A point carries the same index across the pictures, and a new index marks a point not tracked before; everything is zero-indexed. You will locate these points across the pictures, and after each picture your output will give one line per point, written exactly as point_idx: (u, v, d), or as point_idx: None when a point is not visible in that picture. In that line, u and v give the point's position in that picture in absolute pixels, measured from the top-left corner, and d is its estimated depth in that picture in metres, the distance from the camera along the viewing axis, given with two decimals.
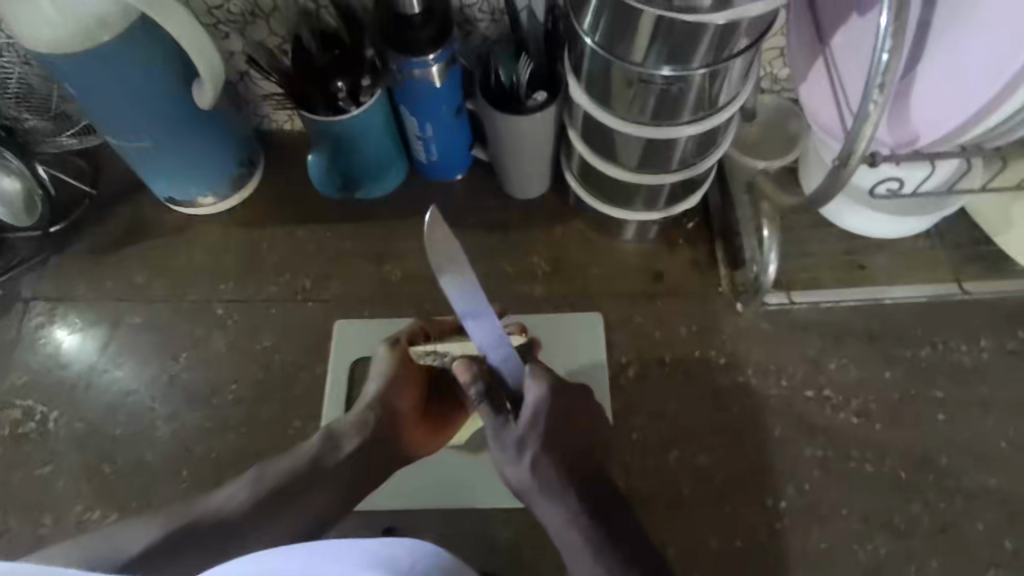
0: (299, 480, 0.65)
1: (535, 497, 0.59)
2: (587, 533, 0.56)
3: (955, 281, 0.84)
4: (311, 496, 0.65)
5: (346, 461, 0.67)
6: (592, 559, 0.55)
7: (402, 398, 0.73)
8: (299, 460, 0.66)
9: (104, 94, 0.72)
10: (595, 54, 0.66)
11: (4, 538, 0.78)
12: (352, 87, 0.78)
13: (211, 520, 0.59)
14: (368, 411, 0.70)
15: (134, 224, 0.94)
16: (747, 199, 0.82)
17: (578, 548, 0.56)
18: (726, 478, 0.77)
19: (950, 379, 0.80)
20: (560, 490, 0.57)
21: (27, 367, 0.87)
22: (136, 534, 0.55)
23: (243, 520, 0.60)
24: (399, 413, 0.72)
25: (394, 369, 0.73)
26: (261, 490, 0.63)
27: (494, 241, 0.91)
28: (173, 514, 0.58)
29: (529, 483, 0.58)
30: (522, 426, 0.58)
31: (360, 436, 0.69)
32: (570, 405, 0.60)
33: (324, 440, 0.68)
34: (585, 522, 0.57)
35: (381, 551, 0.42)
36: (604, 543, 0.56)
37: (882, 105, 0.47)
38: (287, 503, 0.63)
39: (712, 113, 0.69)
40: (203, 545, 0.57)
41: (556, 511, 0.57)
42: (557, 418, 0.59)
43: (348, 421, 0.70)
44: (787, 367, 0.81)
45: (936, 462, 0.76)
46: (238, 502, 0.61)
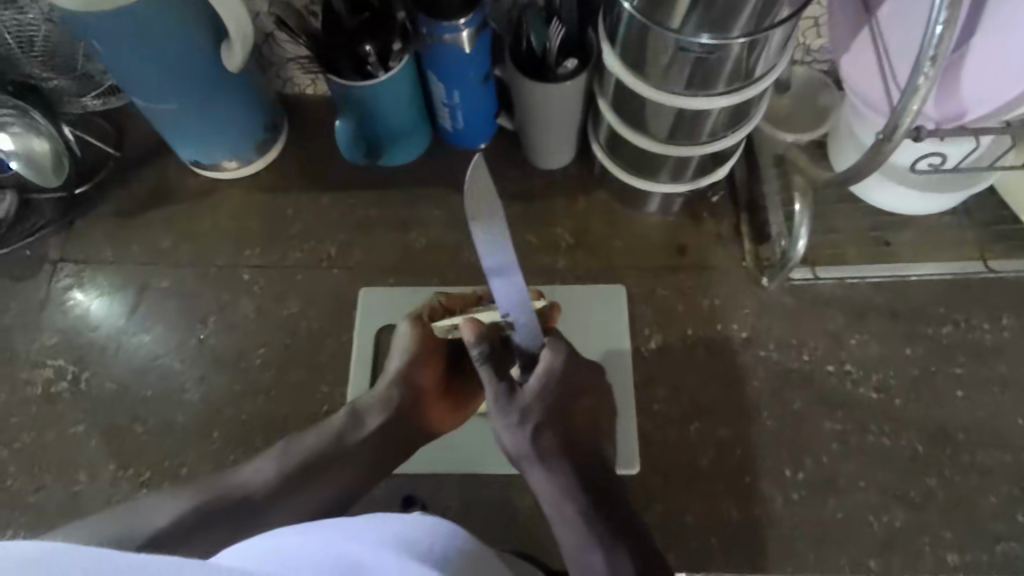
0: (324, 454, 0.65)
1: (530, 465, 0.58)
2: (579, 504, 0.56)
3: (980, 259, 0.84)
4: (335, 474, 0.65)
5: (372, 440, 0.67)
6: (584, 530, 0.54)
7: (425, 375, 0.71)
8: (324, 437, 0.66)
9: (133, 55, 0.71)
10: (633, 19, 0.65)
11: (40, 494, 0.80)
12: (381, 51, 0.77)
13: (234, 496, 0.61)
14: (389, 389, 0.69)
15: (159, 188, 0.94)
16: (775, 172, 0.84)
17: (570, 518, 0.56)
18: (745, 449, 0.78)
19: (971, 357, 0.81)
20: (557, 458, 0.57)
21: (56, 328, 0.88)
22: (166, 507, 0.58)
23: (268, 498, 0.62)
24: (422, 390, 0.71)
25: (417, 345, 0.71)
26: (286, 467, 0.64)
27: (518, 211, 0.91)
28: (201, 488, 0.61)
29: (527, 451, 0.58)
30: (527, 394, 0.58)
31: (383, 415, 0.68)
32: (576, 378, 0.60)
33: (349, 417, 0.68)
34: (579, 491, 0.56)
35: (402, 531, 0.45)
36: (598, 514, 0.55)
37: (932, 79, 0.47)
38: (311, 481, 0.64)
39: (748, 84, 0.68)
40: (230, 520, 0.60)
41: (551, 480, 0.57)
42: (562, 389, 0.59)
43: (371, 398, 0.69)
44: (809, 342, 0.82)
45: (953, 438, 0.77)
46: (262, 481, 0.62)
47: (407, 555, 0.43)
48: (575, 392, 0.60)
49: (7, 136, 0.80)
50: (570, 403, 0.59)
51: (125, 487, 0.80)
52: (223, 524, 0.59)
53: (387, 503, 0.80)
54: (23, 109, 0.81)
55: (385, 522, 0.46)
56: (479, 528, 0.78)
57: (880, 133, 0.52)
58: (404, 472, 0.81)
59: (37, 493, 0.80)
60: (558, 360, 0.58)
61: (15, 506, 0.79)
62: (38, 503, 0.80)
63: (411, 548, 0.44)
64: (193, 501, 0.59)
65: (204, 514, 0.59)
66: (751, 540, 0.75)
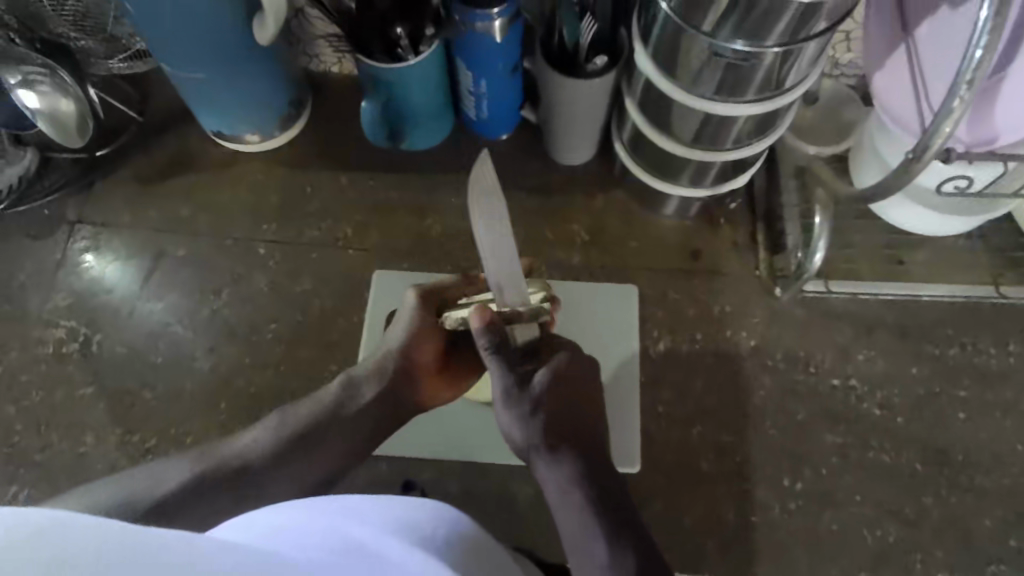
0: (319, 422, 0.64)
1: (538, 457, 0.58)
2: (584, 494, 0.54)
3: (992, 284, 0.84)
4: (328, 446, 0.63)
5: (368, 411, 0.66)
6: (587, 519, 0.53)
7: (422, 350, 0.69)
8: (320, 406, 0.65)
9: (168, 23, 0.71)
10: (668, 20, 0.65)
11: (46, 453, 0.81)
12: (412, 33, 0.78)
13: (232, 466, 0.59)
14: (385, 361, 0.68)
15: (180, 156, 0.95)
16: (796, 184, 0.86)
17: (574, 508, 0.54)
18: (745, 456, 0.79)
19: (976, 380, 0.81)
20: (564, 449, 0.57)
21: (70, 289, 0.88)
22: (167, 471, 0.57)
23: (265, 467, 0.60)
24: (420, 364, 0.69)
25: (416, 320, 0.68)
26: (283, 434, 0.62)
27: (535, 204, 0.91)
28: (198, 455, 0.59)
29: (535, 442, 0.58)
30: (536, 388, 0.59)
31: (378, 386, 0.67)
32: (584, 378, 0.62)
33: (342, 388, 0.66)
34: (584, 482, 0.55)
35: (404, 517, 0.45)
36: (603, 503, 0.54)
37: (967, 102, 0.48)
38: (304, 454, 0.62)
39: (779, 93, 0.68)
40: (227, 489, 0.58)
41: (557, 470, 0.56)
42: (570, 387, 0.61)
43: (367, 369, 0.68)
44: (817, 354, 0.83)
45: (952, 458, 0.78)
46: (258, 451, 0.61)
47: (411, 540, 0.44)
48: (582, 391, 0.62)
49: (36, 95, 0.80)
50: (578, 400, 0.61)
51: (131, 452, 0.81)
52: (220, 492, 0.57)
53: (389, 484, 0.81)
54: (51, 67, 0.81)
55: (389, 504, 0.46)
56: (479, 515, 0.79)
57: (909, 152, 0.53)
58: (407, 455, 0.81)
59: (43, 451, 0.81)
60: (565, 359, 0.61)
61: (21, 462, 0.80)
62: (44, 462, 0.80)
63: (416, 533, 0.45)
64: (192, 468, 0.58)
65: (201, 479, 0.57)
66: (745, 545, 0.75)
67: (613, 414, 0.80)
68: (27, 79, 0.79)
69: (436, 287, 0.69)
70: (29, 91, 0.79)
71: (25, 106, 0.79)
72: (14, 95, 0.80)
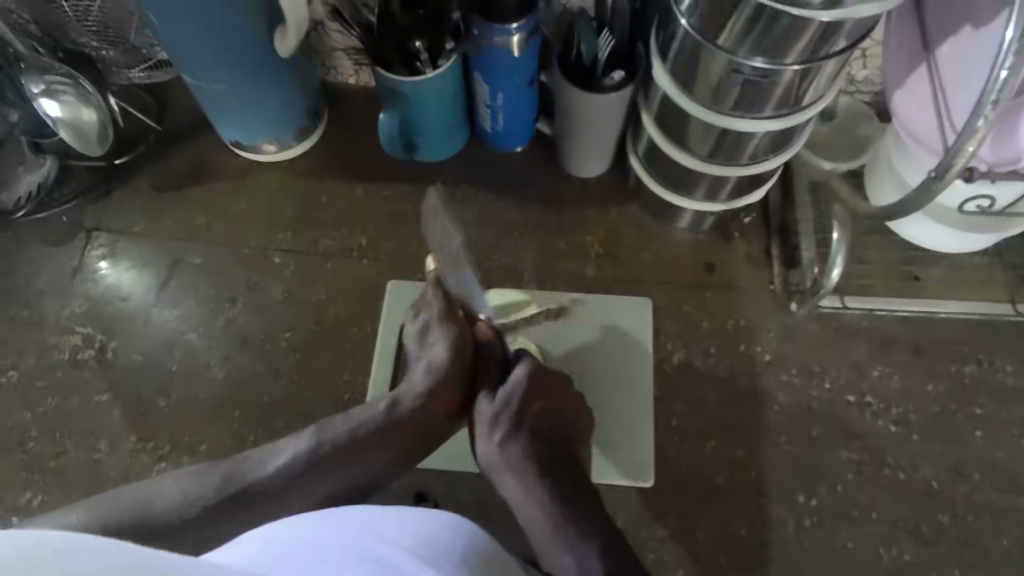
0: (358, 440, 0.62)
1: (502, 476, 0.64)
2: (547, 505, 0.59)
3: (1008, 301, 0.84)
4: (366, 464, 0.62)
5: (411, 428, 0.64)
6: (551, 529, 0.57)
7: (468, 366, 0.68)
8: (361, 424, 0.63)
9: (191, 36, 0.72)
10: (687, 37, 0.66)
11: (60, 460, 0.81)
12: (431, 48, 0.78)
13: (262, 484, 0.58)
14: (430, 383, 0.66)
15: (197, 165, 0.95)
16: (809, 199, 0.87)
17: (539, 520, 0.59)
18: (758, 471, 0.79)
19: (992, 398, 0.81)
20: (526, 463, 0.62)
21: (86, 296, 0.89)
22: (201, 481, 0.57)
23: (296, 484, 0.59)
24: (467, 377, 0.68)
25: (454, 340, 0.68)
26: (317, 453, 0.60)
27: (550, 217, 0.92)
28: (231, 471, 0.58)
29: (497, 459, 0.64)
30: (497, 408, 0.65)
31: (422, 408, 0.65)
32: (546, 389, 0.67)
33: (384, 409, 0.65)
34: (545, 494, 0.60)
35: (422, 531, 0.46)
36: (564, 514, 0.58)
37: (991, 121, 0.48)
38: (337, 471, 0.61)
39: (797, 110, 0.69)
40: (256, 506, 0.57)
41: (519, 486, 0.62)
42: (534, 400, 0.66)
43: (408, 389, 0.67)
44: (831, 370, 0.83)
45: (968, 476, 0.78)
46: (291, 468, 0.59)
47: (427, 559, 0.44)
48: (546, 402, 0.66)
49: (58, 104, 0.81)
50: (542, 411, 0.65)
51: (144, 459, 0.81)
52: (248, 508, 0.57)
53: (402, 495, 0.80)
54: (74, 77, 0.82)
55: (405, 516, 0.47)
56: (490, 527, 0.79)
57: (932, 171, 0.53)
58: (420, 467, 0.81)
59: (57, 458, 0.81)
60: (525, 374, 0.66)
61: (34, 469, 0.81)
62: (57, 469, 0.81)
63: (432, 549, 0.45)
64: (224, 487, 0.57)
65: (230, 496, 0.56)
66: (759, 562, 0.75)
67: (627, 425, 0.80)
68: (50, 88, 0.81)
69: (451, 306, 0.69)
70: (51, 100, 0.81)
71: (47, 115, 0.81)
72: (37, 104, 0.81)
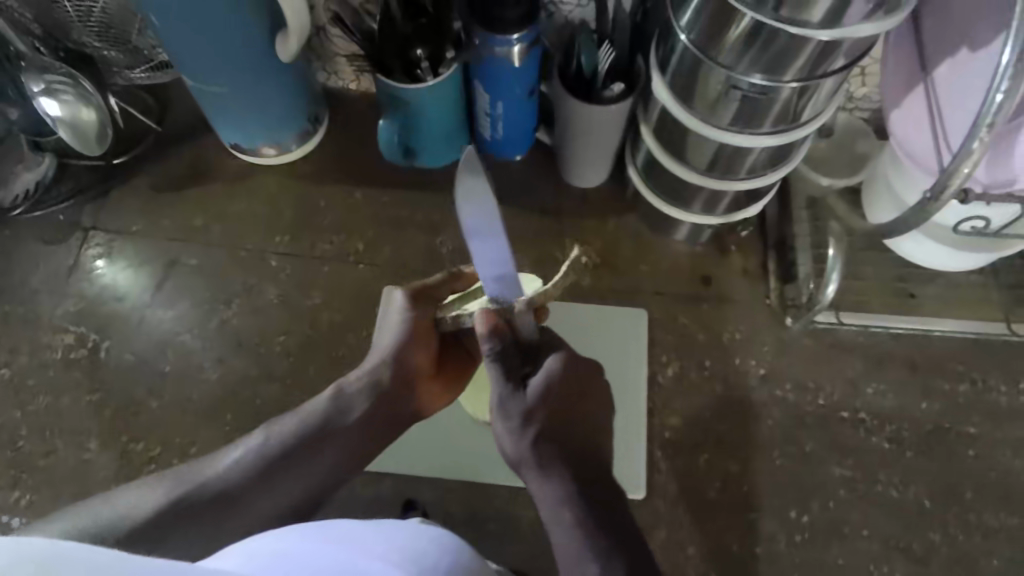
0: (307, 436, 0.60)
1: (531, 472, 0.54)
2: (575, 511, 0.51)
3: (1003, 321, 0.84)
4: (317, 461, 0.60)
5: (361, 421, 0.62)
6: (579, 541, 0.50)
7: (418, 353, 0.64)
8: (310, 419, 0.61)
9: (191, 39, 0.72)
10: (686, 52, 0.66)
11: (49, 459, 0.81)
12: (432, 56, 0.79)
13: (212, 489, 0.56)
14: (376, 368, 0.63)
15: (196, 167, 0.95)
16: (806, 214, 0.88)
17: (564, 526, 0.51)
18: (751, 486, 0.78)
19: (985, 418, 0.81)
20: (556, 464, 0.52)
21: (80, 295, 0.89)
22: (155, 489, 0.56)
23: (247, 487, 0.57)
24: (417, 364, 0.64)
25: (409, 325, 0.63)
26: (265, 452, 0.59)
27: (548, 226, 0.92)
28: (180, 478, 0.57)
29: (526, 456, 0.54)
30: (529, 400, 0.54)
31: (370, 396, 0.62)
32: (581, 385, 0.56)
33: (332, 399, 0.62)
34: (576, 501, 0.51)
35: (409, 546, 0.45)
36: (595, 528, 0.50)
37: (987, 144, 0.48)
38: (289, 471, 0.58)
39: (795, 127, 0.69)
40: (208, 515, 0.55)
41: (548, 486, 0.52)
42: (565, 394, 0.55)
43: (355, 378, 0.63)
44: (826, 386, 0.82)
45: (961, 495, 0.77)
46: (244, 468, 0.58)
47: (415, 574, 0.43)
48: (579, 397, 0.56)
49: (58, 104, 0.81)
50: (576, 408, 0.55)
51: (134, 460, 0.81)
52: (203, 517, 0.55)
53: (393, 503, 0.80)
54: (74, 77, 0.82)
55: (392, 533, 0.46)
56: (481, 537, 0.79)
57: (927, 192, 0.53)
58: (412, 474, 0.81)
59: (47, 457, 0.81)
60: (562, 365, 0.55)
61: (24, 468, 0.80)
62: (47, 468, 0.80)
63: (420, 564, 0.44)
64: (173, 493, 0.56)
65: (180, 503, 0.55)
66: None
67: (624, 434, 0.80)
68: (50, 87, 0.81)
69: (426, 289, 0.65)
70: (51, 99, 0.81)
71: (46, 114, 0.81)
72: (37, 102, 0.81)
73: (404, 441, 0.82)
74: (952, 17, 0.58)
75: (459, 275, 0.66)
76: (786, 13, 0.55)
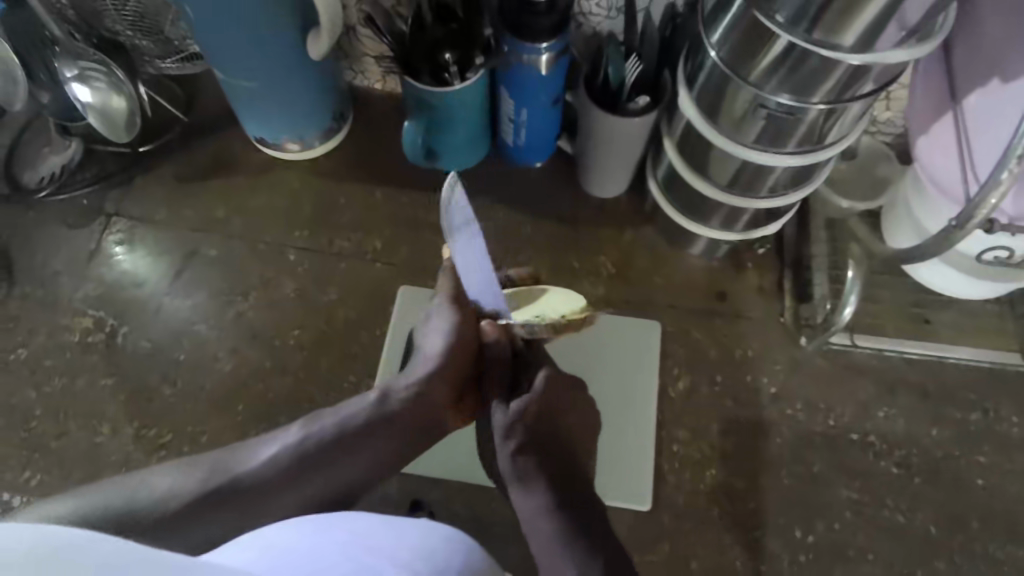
0: (344, 435, 0.61)
1: (515, 485, 0.60)
2: (555, 516, 0.56)
3: (1018, 351, 0.84)
4: (351, 463, 0.60)
5: (399, 427, 0.62)
6: (558, 542, 0.54)
7: (458, 361, 0.64)
8: (348, 418, 0.62)
9: (225, 34, 0.73)
10: (714, 68, 0.67)
11: (62, 440, 0.81)
12: (460, 60, 0.79)
13: (246, 478, 0.56)
14: (416, 375, 0.64)
15: (220, 158, 0.96)
16: (825, 235, 0.88)
17: (544, 529, 0.56)
18: (758, 503, 0.78)
19: (996, 447, 0.81)
20: (537, 473, 0.59)
21: (100, 279, 0.90)
22: (188, 475, 0.55)
23: (280, 480, 0.57)
24: (457, 373, 0.64)
25: (455, 327, 0.64)
26: (303, 448, 0.59)
27: (564, 233, 0.92)
28: (215, 463, 0.57)
29: (512, 468, 0.60)
30: (521, 409, 0.63)
31: (411, 403, 0.63)
32: (564, 401, 0.65)
33: (376, 401, 0.63)
34: (556, 508, 0.57)
35: (420, 545, 0.46)
36: (573, 530, 0.55)
37: (1016, 175, 0.48)
38: (324, 468, 0.59)
39: (820, 148, 0.69)
40: (237, 504, 0.55)
41: (532, 496, 0.58)
42: (550, 408, 0.64)
43: (404, 381, 0.64)
44: (836, 407, 0.83)
45: (967, 524, 0.77)
46: (280, 459, 0.58)
47: (425, 573, 0.43)
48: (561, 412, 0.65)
49: (90, 90, 0.82)
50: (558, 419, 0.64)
51: (145, 446, 0.81)
52: (234, 505, 0.55)
53: (399, 501, 0.80)
54: (106, 63, 0.83)
55: (405, 532, 0.47)
56: (486, 540, 0.79)
57: (952, 219, 0.53)
58: (418, 474, 0.81)
59: (60, 438, 0.81)
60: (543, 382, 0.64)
61: (37, 448, 0.81)
62: (59, 450, 0.81)
63: (433, 564, 0.44)
64: (208, 479, 0.55)
65: (213, 489, 0.55)
66: None
67: (637, 446, 0.80)
68: (83, 74, 0.82)
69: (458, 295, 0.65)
70: (83, 85, 0.82)
71: (77, 99, 0.82)
72: (69, 88, 0.82)
73: None
74: (982, 49, 0.59)
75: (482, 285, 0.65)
76: (818, 36, 0.56)
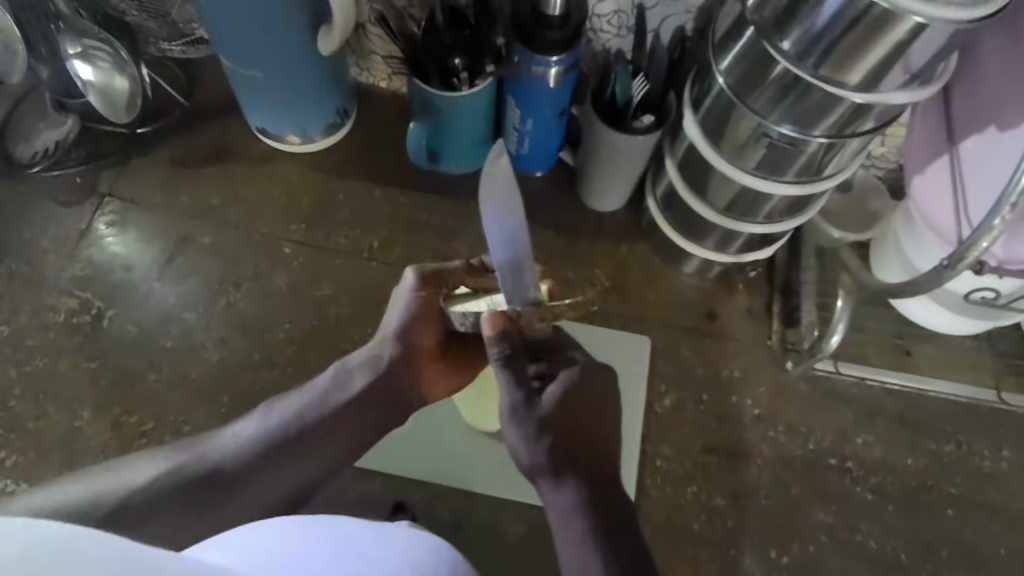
0: (310, 416, 0.60)
1: (543, 480, 0.53)
2: (588, 518, 0.50)
3: (993, 387, 0.87)
4: (317, 446, 0.60)
5: (359, 401, 0.62)
6: (590, 546, 0.49)
7: (422, 338, 0.63)
8: (310, 395, 0.62)
9: (236, 22, 0.73)
10: (721, 94, 0.68)
11: (41, 422, 0.80)
12: (469, 64, 0.79)
13: (214, 467, 0.56)
14: (381, 347, 0.63)
15: (219, 145, 0.96)
16: (815, 263, 0.90)
17: (576, 532, 0.50)
18: (737, 522, 0.80)
19: (968, 480, 0.83)
20: (570, 471, 0.52)
21: (88, 260, 0.88)
22: (145, 471, 0.55)
23: (247, 469, 0.57)
24: (420, 349, 0.63)
25: (413, 302, 0.62)
26: (271, 433, 0.59)
27: (559, 243, 0.93)
28: (185, 452, 0.57)
29: (540, 463, 0.52)
30: (545, 406, 0.53)
31: (370, 375, 0.63)
32: (597, 393, 0.56)
33: (333, 376, 0.63)
34: (589, 507, 0.51)
35: (408, 553, 0.44)
36: (605, 535, 0.50)
37: (1007, 223, 0.50)
38: (290, 458, 0.59)
39: (817, 179, 0.71)
40: (206, 493, 0.55)
41: (562, 493, 0.52)
42: (583, 396, 0.54)
43: (360, 354, 0.64)
44: (817, 432, 0.84)
45: (936, 553, 0.79)
46: (248, 446, 0.58)
47: None
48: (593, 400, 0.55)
49: (92, 69, 0.80)
50: (595, 401, 0.55)
51: (126, 433, 0.80)
52: (203, 493, 0.55)
53: (382, 502, 0.80)
54: (110, 42, 0.81)
55: (388, 539, 0.46)
56: (466, 545, 0.79)
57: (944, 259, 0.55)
58: (402, 475, 0.81)
59: (38, 420, 0.80)
60: (573, 371, 0.55)
61: (14, 428, 0.79)
62: (36, 432, 0.79)
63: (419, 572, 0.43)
64: (178, 467, 0.55)
65: (182, 479, 0.55)
66: None
67: (625, 452, 0.81)
68: (86, 52, 0.80)
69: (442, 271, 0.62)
70: (86, 63, 0.80)
71: (79, 77, 0.80)
72: (71, 66, 0.80)
73: (400, 441, 0.82)
74: (982, 98, 0.61)
75: (476, 271, 0.61)
76: (825, 71, 0.58)
